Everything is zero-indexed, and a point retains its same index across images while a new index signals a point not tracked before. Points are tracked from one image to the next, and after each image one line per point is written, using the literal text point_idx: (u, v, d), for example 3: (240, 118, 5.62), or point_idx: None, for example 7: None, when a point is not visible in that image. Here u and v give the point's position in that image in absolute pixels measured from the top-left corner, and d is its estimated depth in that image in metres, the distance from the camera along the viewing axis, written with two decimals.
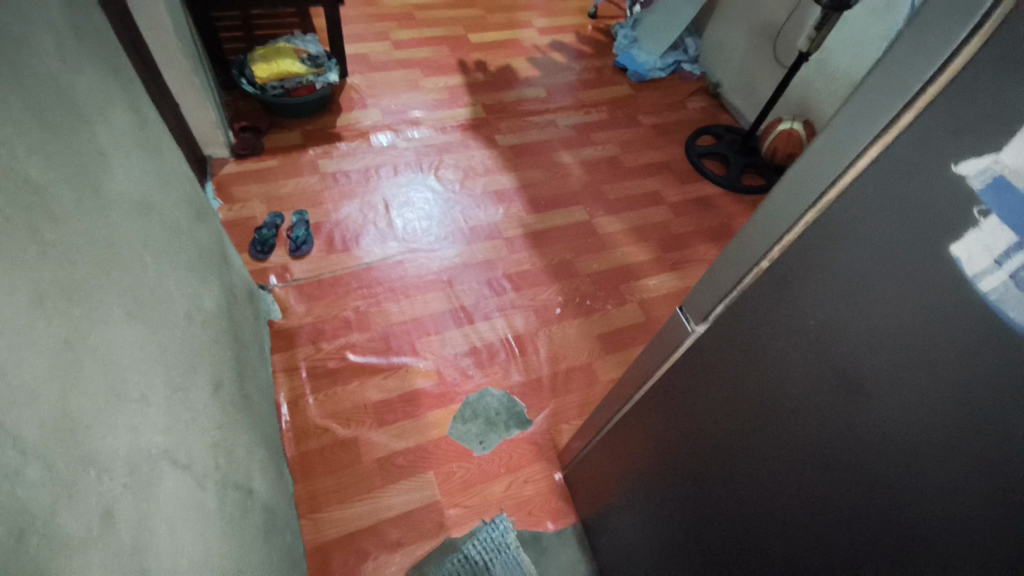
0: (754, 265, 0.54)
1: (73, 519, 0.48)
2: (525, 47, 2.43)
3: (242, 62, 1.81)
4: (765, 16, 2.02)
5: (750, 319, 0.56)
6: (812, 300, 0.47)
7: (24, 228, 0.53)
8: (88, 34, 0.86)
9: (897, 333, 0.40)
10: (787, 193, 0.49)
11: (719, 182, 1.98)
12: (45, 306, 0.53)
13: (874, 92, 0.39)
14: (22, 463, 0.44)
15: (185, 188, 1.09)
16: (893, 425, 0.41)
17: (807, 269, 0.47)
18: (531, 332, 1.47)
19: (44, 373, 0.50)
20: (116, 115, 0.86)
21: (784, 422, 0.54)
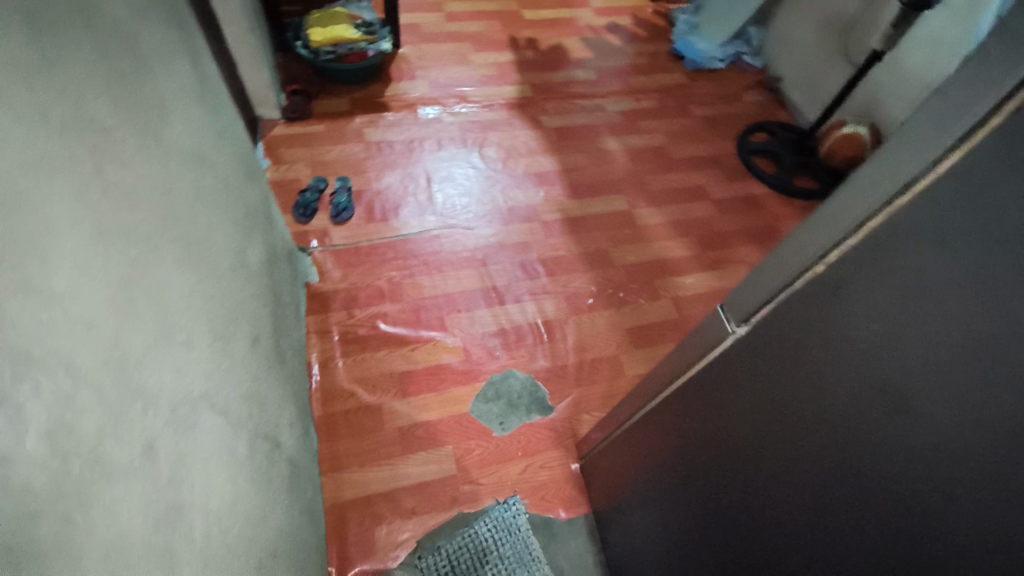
0: (807, 269, 0.52)
1: (117, 445, 0.50)
2: (579, 26, 2.37)
3: (298, 26, 1.83)
4: (838, 9, 1.91)
5: (794, 325, 0.54)
6: (864, 311, 0.44)
7: (90, 167, 0.55)
8: None
9: (953, 354, 0.37)
10: (850, 196, 0.46)
11: (769, 182, 1.90)
12: (105, 243, 0.55)
13: (963, 94, 0.37)
14: (74, 388, 0.46)
15: (237, 145, 1.12)
16: (939, 449, 0.39)
17: (861, 278, 0.44)
18: (560, 319, 1.46)
19: (100, 306, 0.52)
20: (177, 67, 0.88)
21: (819, 434, 0.51)
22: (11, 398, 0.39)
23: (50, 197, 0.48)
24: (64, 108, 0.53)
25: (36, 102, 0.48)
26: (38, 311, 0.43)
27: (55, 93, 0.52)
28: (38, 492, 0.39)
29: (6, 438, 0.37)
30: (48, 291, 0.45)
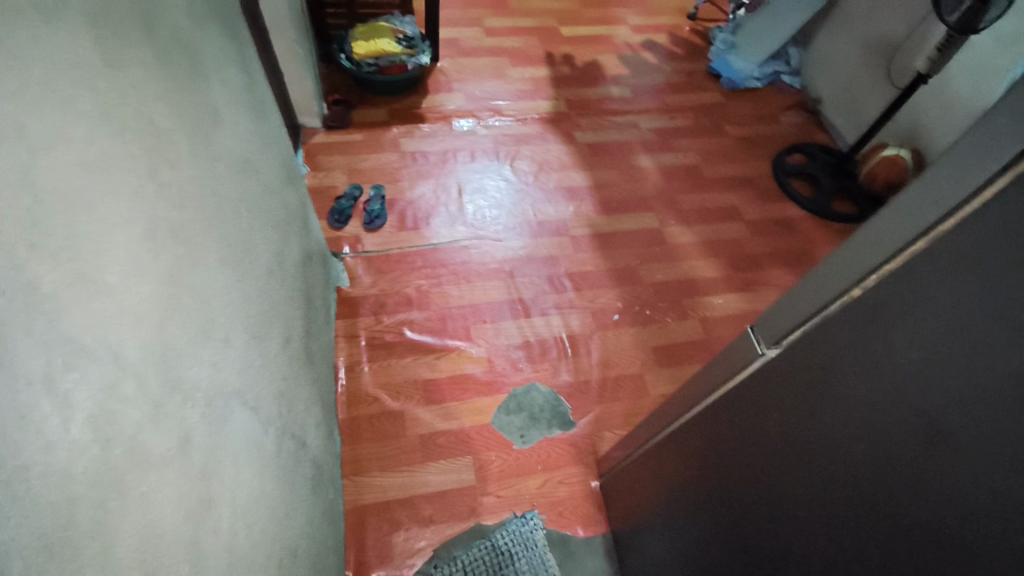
0: (841, 293, 0.51)
1: (154, 434, 0.52)
2: (616, 44, 2.38)
3: (343, 38, 1.91)
4: (881, 31, 1.87)
5: (825, 349, 0.53)
6: (897, 338, 0.43)
7: (145, 168, 0.58)
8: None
9: (991, 384, 0.36)
10: (893, 220, 0.45)
11: (805, 205, 1.86)
12: (156, 241, 0.58)
13: (1012, 121, 0.36)
14: (119, 377, 0.48)
15: (280, 152, 1.16)
16: (972, 483, 0.38)
17: (898, 304, 0.43)
18: (585, 334, 1.46)
19: (148, 301, 0.55)
20: (229, 76, 0.92)
21: (846, 461, 0.50)
22: (60, 384, 0.41)
23: (109, 195, 0.51)
24: (124, 111, 0.56)
25: (98, 106, 0.52)
26: (90, 301, 0.46)
27: (117, 97, 0.55)
28: (77, 477, 0.41)
29: (53, 421, 0.39)
30: (101, 284, 0.48)
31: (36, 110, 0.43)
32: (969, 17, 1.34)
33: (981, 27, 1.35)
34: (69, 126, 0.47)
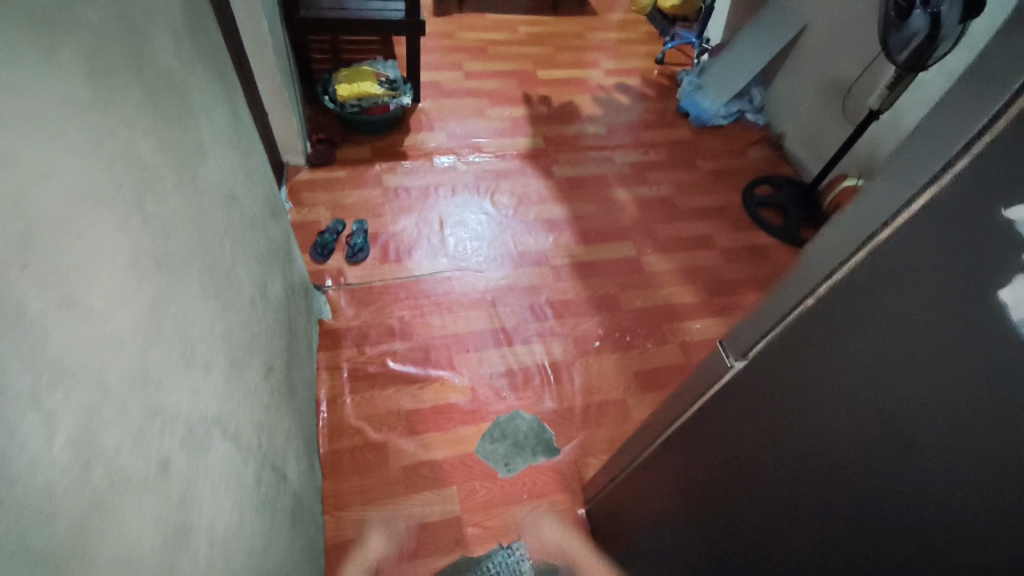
0: (800, 302, 0.53)
1: (134, 459, 0.52)
2: (590, 86, 2.51)
3: (327, 81, 1.97)
4: (836, 72, 2.02)
5: (791, 357, 0.55)
6: (854, 342, 0.46)
7: (131, 197, 0.60)
8: (202, 39, 0.94)
9: (946, 379, 0.39)
10: (837, 234, 0.48)
11: (775, 233, 1.94)
12: (140, 269, 0.59)
13: (934, 137, 0.39)
14: (100, 401, 0.48)
15: (264, 186, 1.18)
16: (931, 472, 0.40)
17: (858, 309, 0.46)
18: (567, 361, 1.47)
19: (130, 327, 0.55)
20: (216, 112, 0.95)
21: (817, 461, 0.52)
22: (44, 401, 0.41)
23: (95, 221, 0.52)
24: (113, 145, 0.58)
25: (88, 138, 0.53)
26: (75, 324, 0.47)
27: (106, 130, 0.57)
28: (59, 495, 0.41)
29: (38, 440, 0.40)
30: (86, 309, 0.49)
31: (27, 140, 0.44)
32: (917, 55, 1.45)
33: (928, 65, 1.46)
34: (57, 156, 0.48)
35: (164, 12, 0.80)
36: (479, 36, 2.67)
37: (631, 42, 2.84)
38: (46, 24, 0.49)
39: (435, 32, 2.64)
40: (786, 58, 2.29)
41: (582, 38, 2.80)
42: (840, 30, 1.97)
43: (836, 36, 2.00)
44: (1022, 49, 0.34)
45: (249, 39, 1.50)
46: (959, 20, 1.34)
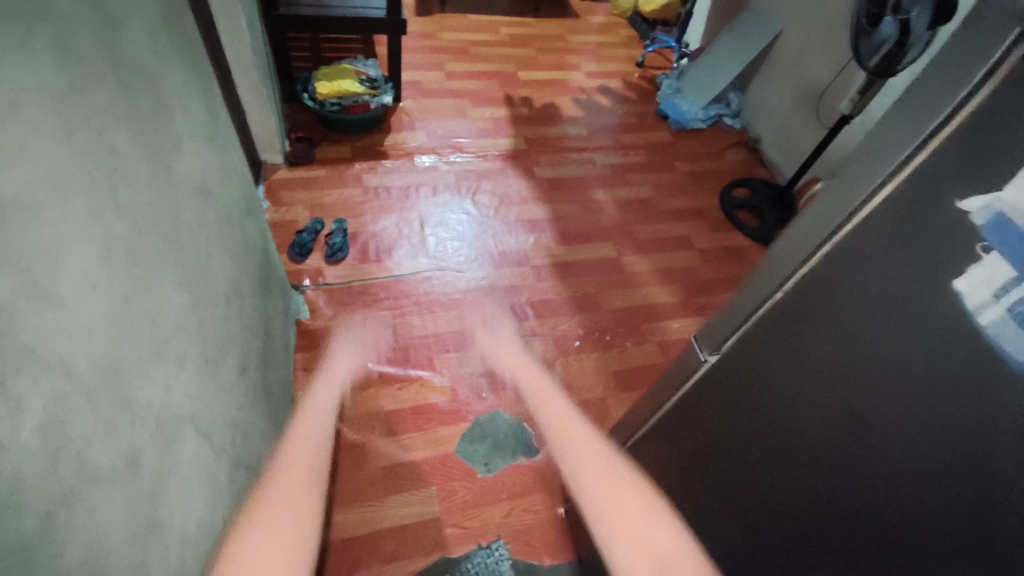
0: (770, 296, 0.55)
1: (105, 452, 0.51)
2: (571, 87, 2.52)
3: (306, 79, 1.95)
4: (809, 77, 2.07)
5: (762, 350, 0.56)
6: (821, 332, 0.48)
7: (103, 187, 0.58)
8: (177, 30, 0.92)
9: (910, 370, 0.40)
10: (805, 228, 0.50)
11: (750, 235, 1.98)
12: (111, 259, 0.57)
13: (895, 131, 0.41)
14: (69, 390, 0.47)
15: (241, 183, 1.16)
16: (888, 456, 0.42)
17: (826, 299, 0.47)
18: (547, 360, 1.47)
19: (100, 317, 0.54)
20: (191, 105, 0.93)
21: (783, 450, 0.54)
22: (11, 389, 0.41)
23: (66, 208, 0.51)
24: (86, 132, 0.56)
25: (60, 123, 0.52)
26: (42, 312, 0.46)
27: (80, 116, 0.56)
28: (24, 484, 0.41)
29: (6, 425, 0.40)
30: (54, 297, 0.47)
31: None
32: (887, 61, 1.50)
33: (896, 70, 1.51)
34: (32, 145, 0.47)
35: (138, 1, 0.78)
36: (461, 36, 2.67)
37: (612, 45, 2.87)
38: (16, 11, 0.48)
39: (417, 32, 2.63)
40: (762, 63, 2.34)
41: (564, 40, 2.81)
42: (814, 38, 2.03)
43: (811, 42, 2.05)
44: (973, 44, 0.35)
45: (226, 34, 1.47)
46: (926, 27, 1.39)
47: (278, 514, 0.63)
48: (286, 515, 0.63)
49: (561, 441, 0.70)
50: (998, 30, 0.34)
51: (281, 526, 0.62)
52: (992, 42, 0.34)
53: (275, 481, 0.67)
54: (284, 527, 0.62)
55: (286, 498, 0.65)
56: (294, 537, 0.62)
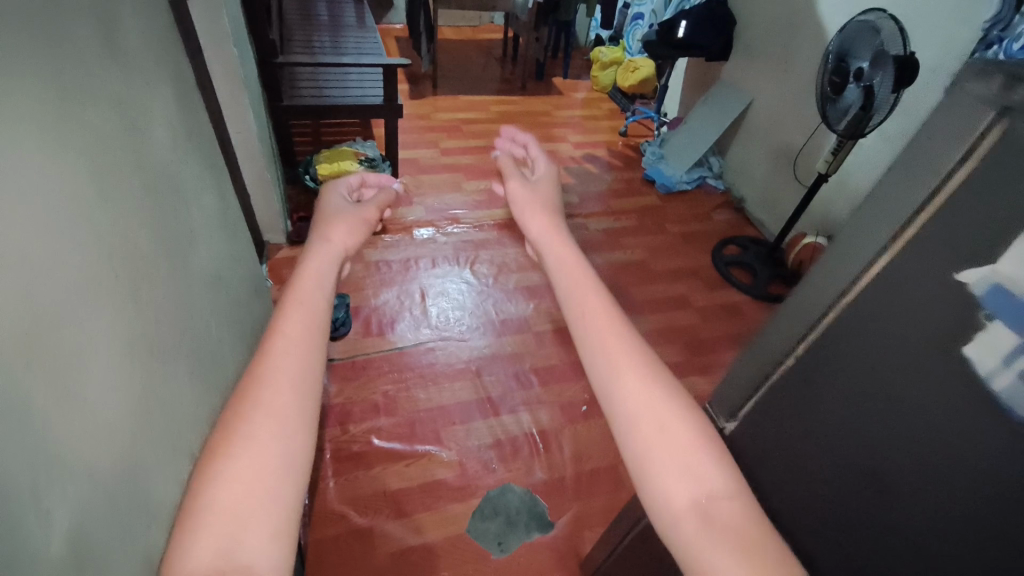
0: (778, 363, 0.50)
1: (119, 555, 0.52)
2: (560, 158, 2.66)
3: (309, 163, 2.06)
4: (784, 140, 2.21)
5: (772, 421, 0.51)
6: (833, 399, 0.44)
7: (127, 287, 0.60)
8: (195, 132, 0.99)
9: (923, 433, 0.37)
10: (806, 294, 0.46)
11: (746, 291, 2.02)
12: (134, 357, 0.59)
13: (883, 204, 0.39)
14: (92, 498, 0.48)
15: (249, 266, 1.19)
16: (921, 526, 0.38)
17: (834, 366, 0.43)
18: (555, 428, 1.44)
19: (124, 419, 0.55)
20: (206, 198, 0.98)
21: (804, 520, 0.49)
22: (44, 502, 0.42)
23: (94, 315, 0.53)
24: (114, 240, 0.59)
25: (91, 234, 0.55)
26: (73, 420, 0.47)
27: (109, 225, 0.59)
28: None
29: (36, 536, 0.40)
30: (83, 403, 0.48)
31: (29, 240, 0.45)
32: (855, 125, 1.59)
33: (865, 134, 1.60)
34: (62, 261, 0.49)
35: (163, 110, 0.84)
36: (454, 116, 2.83)
37: (596, 117, 3.05)
38: (56, 143, 0.52)
39: (412, 114, 2.80)
40: (739, 129, 2.49)
41: (550, 115, 3.00)
42: (783, 107, 2.21)
43: (783, 109, 2.21)
44: (950, 128, 0.35)
45: (235, 126, 1.57)
46: (890, 90, 1.51)
47: (263, 436, 0.49)
48: (279, 440, 0.49)
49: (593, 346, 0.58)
50: (969, 114, 0.33)
51: (267, 455, 0.48)
52: (968, 123, 0.33)
53: (263, 389, 0.52)
54: (271, 446, 0.49)
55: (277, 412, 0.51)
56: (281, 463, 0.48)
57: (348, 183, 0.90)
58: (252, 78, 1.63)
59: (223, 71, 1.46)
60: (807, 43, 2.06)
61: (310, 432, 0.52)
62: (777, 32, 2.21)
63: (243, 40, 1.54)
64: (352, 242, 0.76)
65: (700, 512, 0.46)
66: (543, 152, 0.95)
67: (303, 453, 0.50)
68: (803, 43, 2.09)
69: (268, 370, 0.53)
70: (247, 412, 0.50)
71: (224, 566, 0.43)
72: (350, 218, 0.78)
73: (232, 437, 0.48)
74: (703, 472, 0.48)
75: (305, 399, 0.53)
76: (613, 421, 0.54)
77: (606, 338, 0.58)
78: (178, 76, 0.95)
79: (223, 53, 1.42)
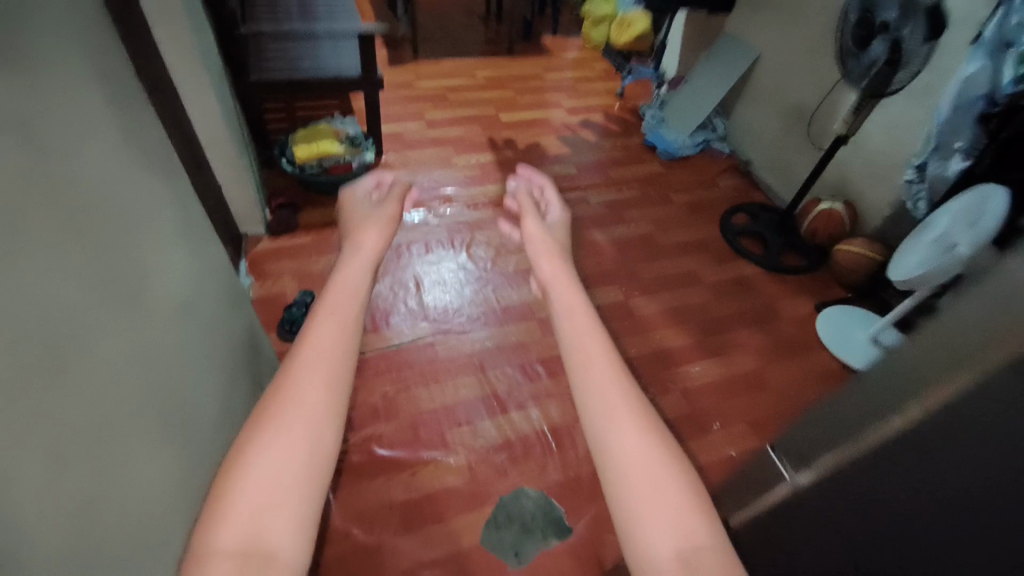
0: (868, 430, 0.33)
1: None
2: (554, 126, 2.50)
3: (284, 143, 1.90)
4: (796, 99, 2.09)
5: (856, 504, 0.34)
6: (987, 499, 0.27)
7: (41, 365, 0.50)
8: (130, 122, 0.84)
9: None
10: (945, 334, 0.29)
11: (757, 262, 1.98)
12: (68, 460, 0.51)
13: None
14: None
15: (225, 274, 1.07)
16: None
17: (990, 449, 0.26)
18: (568, 423, 1.37)
19: (59, 542, 0.48)
20: (162, 211, 0.86)
21: None
22: None
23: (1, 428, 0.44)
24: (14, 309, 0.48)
25: None
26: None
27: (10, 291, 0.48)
28: None
29: None
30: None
31: None
32: (879, 82, 1.48)
33: (889, 92, 1.50)
34: None
35: (82, 103, 0.70)
36: (439, 83, 2.64)
37: (589, 79, 2.87)
38: None
39: (394, 83, 2.61)
40: (746, 89, 2.36)
41: (540, 79, 2.81)
42: (793, 62, 2.09)
43: (796, 65, 2.08)
44: None
45: (197, 109, 1.41)
46: (922, 40, 1.37)
47: (297, 432, 0.53)
48: (310, 441, 0.53)
49: (577, 368, 0.60)
50: None
51: (295, 447, 0.52)
52: None
53: (298, 388, 0.56)
54: (301, 443, 0.52)
55: (290, 431, 0.52)
56: (307, 462, 0.52)
57: (370, 186, 1.04)
58: (213, 53, 1.45)
59: (176, 45, 1.29)
60: None
61: (339, 426, 0.56)
62: None
63: (198, 11, 1.36)
64: (381, 242, 0.86)
65: (685, 566, 0.44)
66: (557, 198, 1.12)
67: (327, 451, 0.54)
68: None
69: (303, 373, 0.57)
70: (280, 412, 0.54)
71: (251, 552, 0.46)
72: (380, 224, 0.89)
73: (266, 433, 0.52)
74: (692, 531, 0.46)
75: (335, 405, 0.57)
76: (601, 460, 0.52)
77: (592, 362, 0.59)
78: (102, 61, 0.80)
79: (174, 28, 1.25)
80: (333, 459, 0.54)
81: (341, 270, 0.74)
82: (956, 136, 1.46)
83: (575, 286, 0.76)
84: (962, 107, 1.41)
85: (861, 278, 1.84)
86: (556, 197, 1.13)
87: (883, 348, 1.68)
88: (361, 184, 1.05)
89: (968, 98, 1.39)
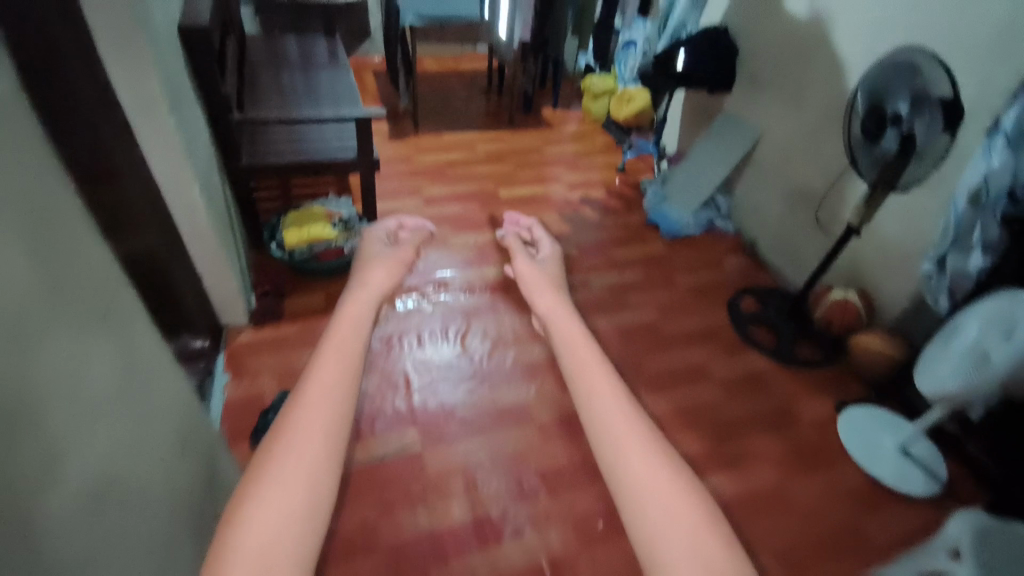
0: None
1: None
2: (555, 202, 2.47)
3: (274, 226, 1.84)
4: (802, 182, 2.05)
5: None
6: None
7: None
8: (94, 291, 0.71)
9: None
10: None
11: (769, 353, 1.88)
12: None
13: None
14: None
15: (184, 410, 0.92)
16: None
17: None
18: (569, 557, 1.24)
19: None
20: (89, 370, 0.67)
21: None
22: None
23: None
24: None
25: None
26: None
27: None
28: None
29: None
30: None
31: None
32: (890, 173, 1.43)
33: (900, 185, 1.44)
34: None
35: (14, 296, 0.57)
36: (439, 157, 2.63)
37: (590, 152, 2.86)
38: None
39: (393, 156, 2.59)
40: (748, 168, 2.33)
41: (540, 152, 2.80)
42: (798, 145, 2.05)
43: (800, 150, 2.04)
44: None
45: (178, 207, 1.32)
46: (941, 132, 1.31)
47: (297, 480, 0.58)
48: (307, 487, 0.58)
49: (591, 404, 0.72)
50: None
51: (294, 482, 0.58)
52: None
53: (299, 427, 0.62)
54: (301, 490, 0.58)
55: (293, 465, 0.59)
56: (308, 506, 0.58)
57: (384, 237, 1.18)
58: (200, 147, 1.39)
59: (161, 146, 1.21)
60: (825, 78, 1.90)
61: (337, 459, 0.62)
62: (788, 62, 2.04)
63: (184, 107, 1.30)
64: (387, 281, 0.95)
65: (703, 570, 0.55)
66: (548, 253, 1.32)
67: (329, 478, 0.60)
68: (820, 80, 1.92)
69: (306, 412, 0.64)
70: (286, 442, 0.61)
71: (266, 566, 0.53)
72: (387, 265, 0.99)
73: (274, 460, 0.59)
74: (702, 538, 0.57)
75: (331, 452, 0.62)
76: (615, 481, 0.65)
77: (599, 394, 0.73)
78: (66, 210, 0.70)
79: (155, 127, 1.17)
80: (332, 487, 0.61)
81: (343, 306, 0.83)
82: (972, 231, 1.40)
83: (580, 328, 0.87)
84: (986, 204, 1.34)
85: (883, 370, 1.74)
86: (549, 251, 1.34)
87: (910, 460, 1.58)
88: (377, 233, 1.20)
89: (996, 195, 1.32)
